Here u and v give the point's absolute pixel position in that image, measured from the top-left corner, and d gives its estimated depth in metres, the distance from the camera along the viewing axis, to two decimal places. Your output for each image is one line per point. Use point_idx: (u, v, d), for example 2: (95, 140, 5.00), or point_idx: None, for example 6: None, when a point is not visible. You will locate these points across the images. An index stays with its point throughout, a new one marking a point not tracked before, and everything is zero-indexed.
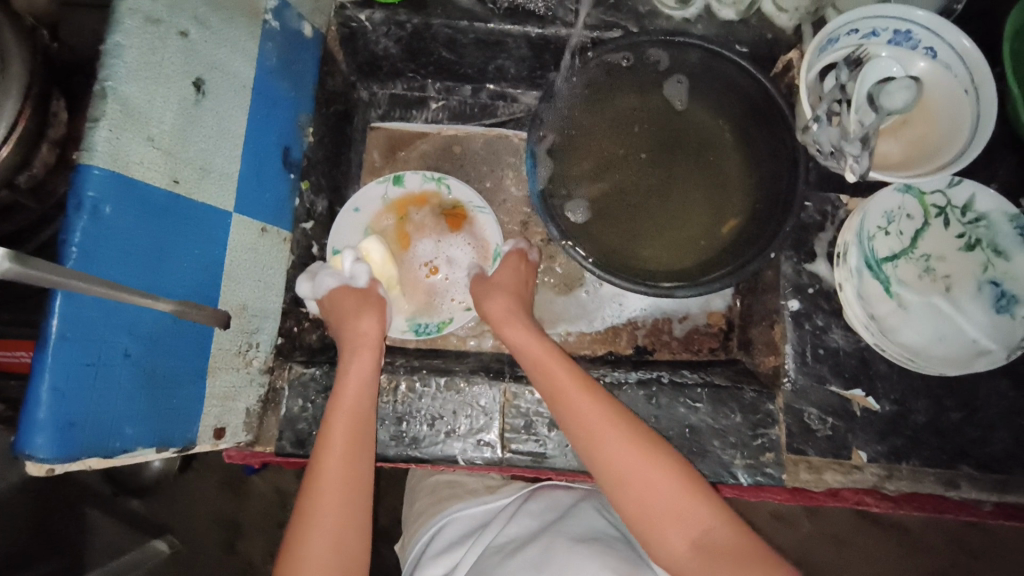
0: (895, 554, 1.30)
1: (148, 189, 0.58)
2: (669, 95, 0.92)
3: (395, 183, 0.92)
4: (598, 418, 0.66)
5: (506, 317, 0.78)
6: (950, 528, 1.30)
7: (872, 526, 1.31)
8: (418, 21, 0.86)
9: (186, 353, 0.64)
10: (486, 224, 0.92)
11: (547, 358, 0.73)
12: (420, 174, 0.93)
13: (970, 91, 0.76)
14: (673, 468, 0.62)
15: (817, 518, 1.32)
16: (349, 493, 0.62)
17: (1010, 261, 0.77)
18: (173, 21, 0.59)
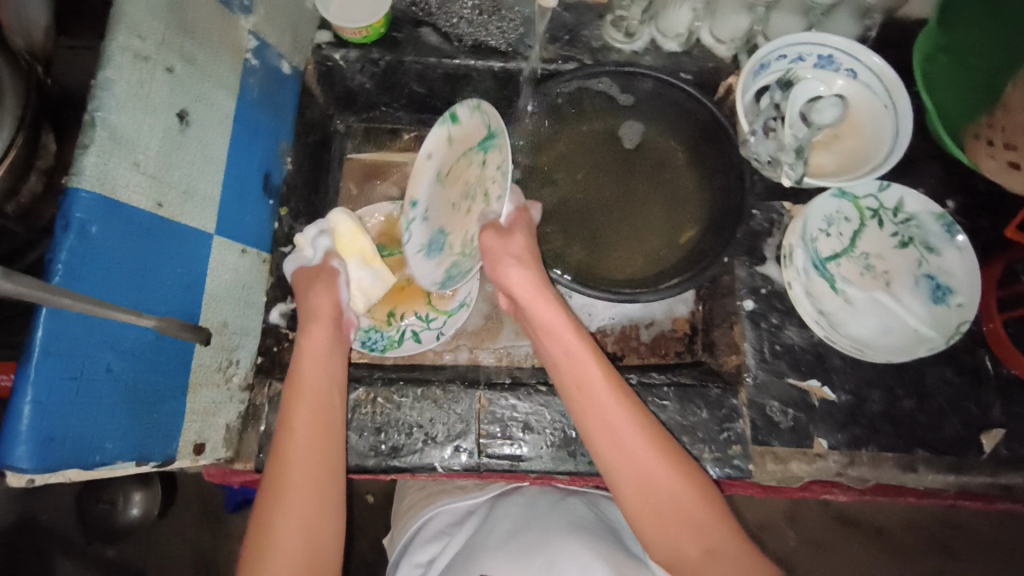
0: (884, 562, 1.28)
1: (133, 211, 0.61)
2: (624, 135, 1.01)
3: (452, 119, 0.85)
4: (607, 409, 0.66)
5: (525, 288, 0.72)
6: (929, 530, 1.29)
7: (858, 533, 1.30)
8: (390, 58, 0.93)
9: (167, 369, 0.66)
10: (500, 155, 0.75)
11: (562, 333, 0.70)
12: (471, 102, 0.82)
13: (889, 105, 0.86)
14: (684, 471, 0.64)
15: (802, 529, 1.30)
16: (323, 494, 0.63)
17: (941, 257, 0.84)
18: (160, 58, 0.64)
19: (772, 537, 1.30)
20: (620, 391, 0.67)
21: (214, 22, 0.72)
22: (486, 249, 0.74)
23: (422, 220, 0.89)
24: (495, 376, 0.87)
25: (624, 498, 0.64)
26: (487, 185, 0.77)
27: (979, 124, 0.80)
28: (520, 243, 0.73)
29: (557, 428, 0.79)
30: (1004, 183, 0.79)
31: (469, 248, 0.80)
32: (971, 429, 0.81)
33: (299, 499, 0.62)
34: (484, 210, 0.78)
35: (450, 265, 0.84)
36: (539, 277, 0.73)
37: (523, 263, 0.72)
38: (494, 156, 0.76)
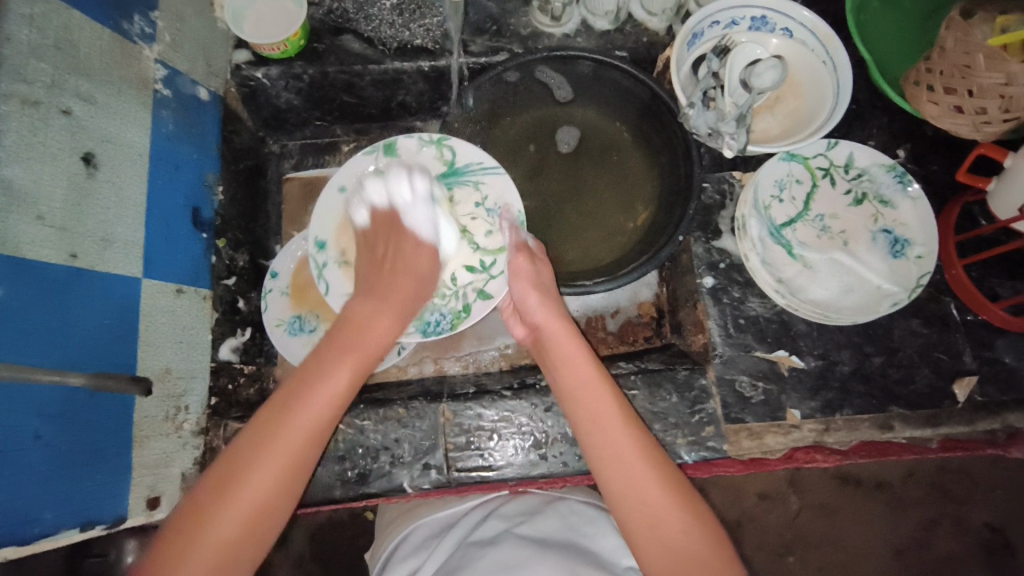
0: (885, 512, 1.26)
1: (45, 267, 0.58)
2: (562, 140, 0.99)
3: (386, 151, 0.82)
4: (617, 439, 0.66)
5: (545, 325, 0.75)
6: (930, 478, 1.28)
7: (857, 490, 1.28)
8: (314, 71, 0.90)
9: (108, 426, 0.63)
10: (498, 187, 0.82)
11: (577, 365, 0.71)
12: (416, 138, 0.82)
13: (827, 61, 0.84)
14: (678, 498, 0.63)
15: (803, 492, 1.28)
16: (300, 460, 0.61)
17: (897, 210, 0.83)
18: (54, 101, 0.61)
19: (775, 506, 1.27)
20: (630, 421, 0.67)
21: (113, 56, 0.68)
22: (515, 272, 0.76)
23: (338, 260, 0.81)
24: (460, 385, 0.85)
25: (629, 520, 0.62)
26: (467, 221, 0.81)
27: (917, 70, 0.77)
28: (547, 278, 0.78)
29: (527, 432, 0.78)
30: (947, 127, 0.77)
31: (466, 283, 0.81)
32: (943, 378, 0.80)
33: (276, 458, 0.60)
34: (466, 245, 0.81)
35: (448, 300, 0.80)
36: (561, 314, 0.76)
37: (546, 295, 0.76)
38: (467, 196, 0.82)
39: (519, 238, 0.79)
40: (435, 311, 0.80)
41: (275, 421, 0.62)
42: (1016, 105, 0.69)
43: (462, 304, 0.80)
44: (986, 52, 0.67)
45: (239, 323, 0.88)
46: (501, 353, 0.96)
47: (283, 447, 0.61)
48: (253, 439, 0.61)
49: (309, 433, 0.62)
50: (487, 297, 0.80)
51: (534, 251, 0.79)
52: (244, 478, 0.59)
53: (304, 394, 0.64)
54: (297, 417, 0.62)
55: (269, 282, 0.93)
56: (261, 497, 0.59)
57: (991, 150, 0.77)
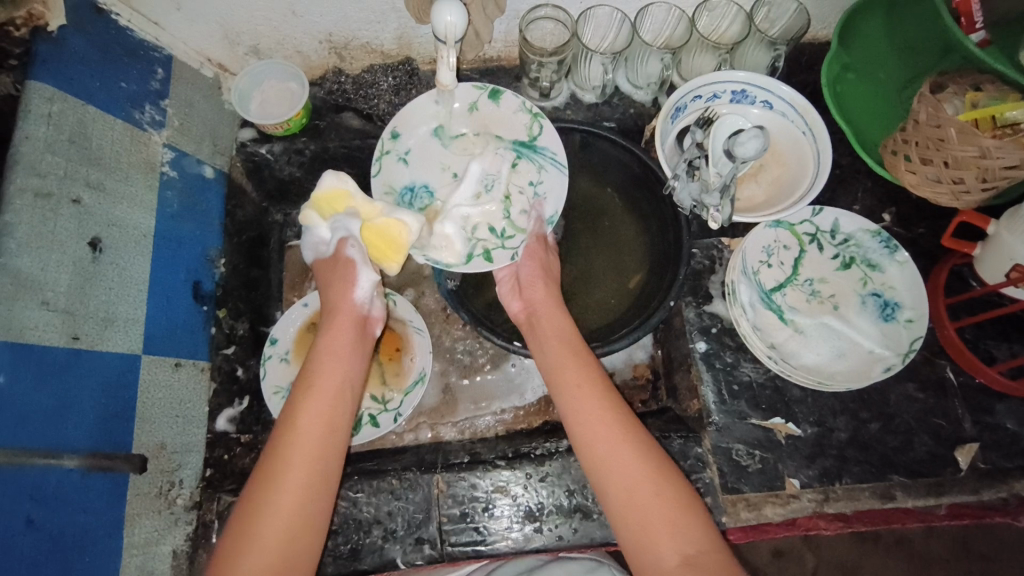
0: (906, 573, 1.20)
1: (46, 350, 0.60)
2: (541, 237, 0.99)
3: (491, 97, 0.89)
4: (596, 407, 0.67)
5: (540, 301, 0.79)
6: (950, 534, 1.23)
7: (874, 548, 1.22)
8: (316, 146, 0.94)
9: (98, 508, 0.63)
10: (552, 180, 0.87)
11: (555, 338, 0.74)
12: (519, 101, 0.89)
13: (808, 132, 0.87)
14: (658, 464, 0.63)
15: (819, 550, 1.23)
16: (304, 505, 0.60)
17: (885, 273, 0.84)
18: (65, 190, 0.64)
19: (789, 567, 1.22)
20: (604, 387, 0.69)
21: (123, 143, 0.73)
22: (528, 252, 0.83)
23: (402, 159, 0.86)
24: (454, 454, 0.85)
25: (624, 504, 0.61)
26: (513, 191, 0.86)
27: (894, 140, 0.79)
28: (555, 267, 0.84)
29: (521, 503, 0.77)
30: (927, 195, 0.79)
31: (482, 237, 0.84)
32: (943, 444, 0.79)
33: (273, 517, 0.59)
34: (500, 209, 0.86)
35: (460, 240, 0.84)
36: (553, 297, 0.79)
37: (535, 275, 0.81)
38: (526, 172, 0.87)
39: (541, 230, 0.85)
40: (444, 246, 0.83)
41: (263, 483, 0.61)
42: (993, 175, 0.70)
43: (467, 250, 0.83)
44: (958, 126, 0.69)
45: (236, 392, 0.89)
46: (497, 419, 0.96)
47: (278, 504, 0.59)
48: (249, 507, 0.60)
49: (302, 477, 0.61)
50: (488, 259, 0.83)
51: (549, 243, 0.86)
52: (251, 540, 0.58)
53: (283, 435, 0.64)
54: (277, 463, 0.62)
55: (268, 349, 0.94)
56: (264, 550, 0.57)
57: (973, 217, 0.78)
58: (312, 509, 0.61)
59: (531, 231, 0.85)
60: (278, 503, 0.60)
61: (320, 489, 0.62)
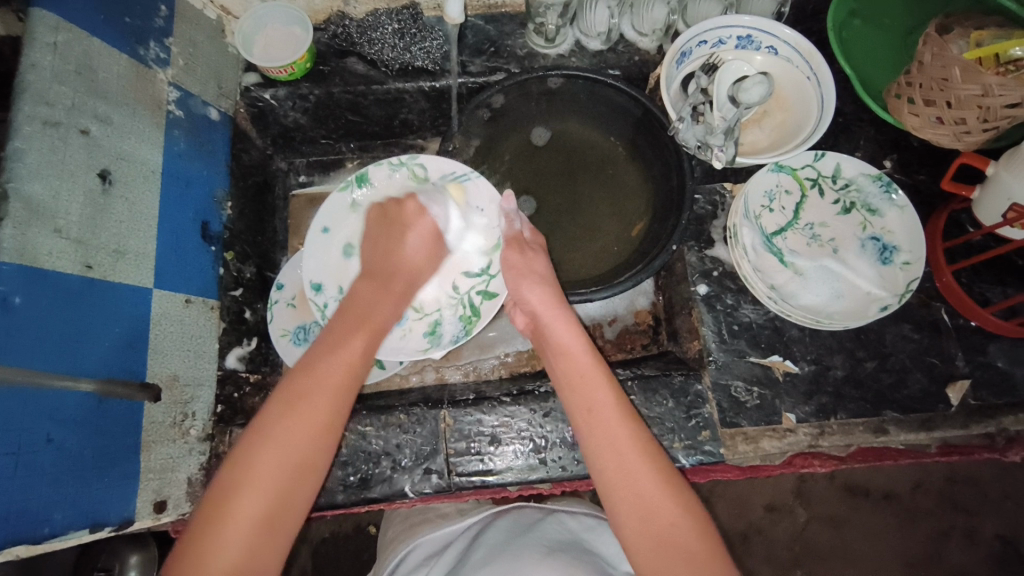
0: (895, 526, 1.23)
1: (61, 278, 0.61)
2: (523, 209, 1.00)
3: (359, 183, 0.86)
4: (615, 432, 0.66)
5: (543, 309, 0.75)
6: (938, 487, 1.25)
7: (865, 501, 1.25)
8: (320, 92, 0.94)
9: (116, 432, 0.65)
10: (478, 188, 0.83)
11: (576, 355, 0.72)
12: (386, 165, 0.85)
13: (812, 77, 0.88)
14: (672, 491, 0.63)
15: (811, 504, 1.25)
16: (322, 444, 0.62)
17: (884, 218, 0.85)
18: (74, 121, 0.65)
19: (783, 517, 1.25)
20: (627, 415, 0.67)
21: (129, 79, 0.72)
22: (508, 267, 0.79)
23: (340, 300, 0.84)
24: (459, 393, 0.86)
25: (618, 512, 0.63)
26: None
27: (899, 84, 0.80)
28: (541, 266, 0.79)
29: (526, 437, 0.79)
30: (929, 137, 0.80)
31: (469, 289, 0.85)
32: (936, 382, 0.81)
33: (285, 450, 0.59)
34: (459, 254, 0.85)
35: (457, 300, 0.85)
36: (559, 298, 0.76)
37: (544, 283, 0.77)
38: None
39: (513, 228, 0.82)
40: (448, 326, 0.85)
41: (288, 404, 0.62)
42: (994, 115, 0.71)
43: (470, 308, 0.85)
44: (962, 65, 0.70)
45: (245, 333, 0.90)
46: (500, 362, 0.98)
47: (301, 430, 0.61)
48: (270, 422, 0.60)
49: (327, 415, 0.63)
50: (492, 297, 0.85)
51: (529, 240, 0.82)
52: (266, 457, 0.58)
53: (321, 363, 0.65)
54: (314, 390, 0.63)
55: (275, 293, 0.96)
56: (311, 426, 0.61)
57: (973, 159, 0.79)
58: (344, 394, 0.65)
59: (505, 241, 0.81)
60: (299, 431, 0.61)
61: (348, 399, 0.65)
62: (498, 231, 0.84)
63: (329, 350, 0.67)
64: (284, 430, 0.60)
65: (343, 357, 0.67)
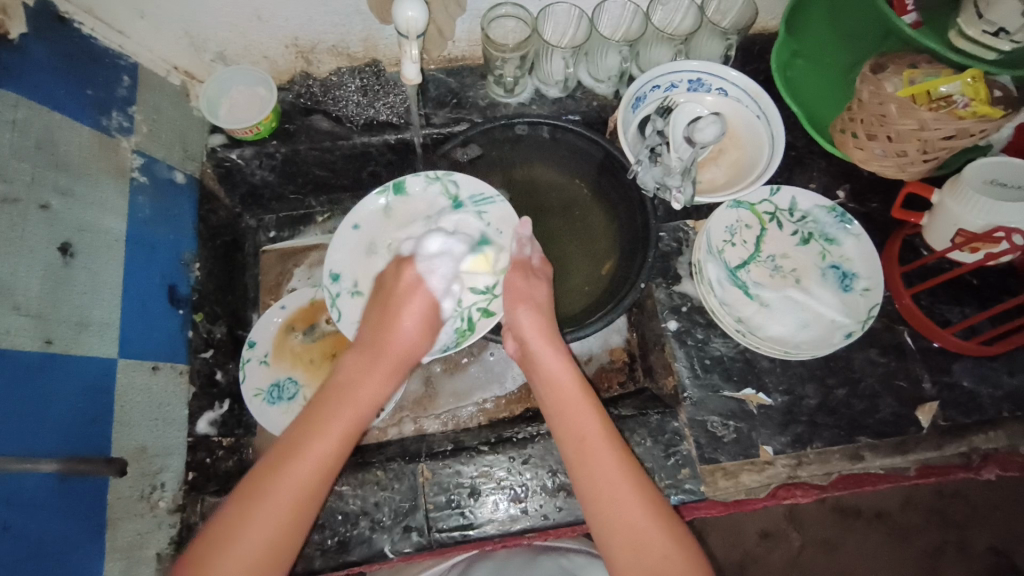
0: (888, 545, 1.23)
1: (19, 356, 0.60)
2: None
3: (396, 190, 0.88)
4: (603, 463, 0.65)
5: (532, 336, 0.75)
6: (927, 503, 1.25)
7: (857, 521, 1.24)
8: (286, 150, 0.95)
9: (78, 513, 0.63)
10: (502, 214, 0.86)
11: (567, 386, 0.72)
12: (423, 176, 0.87)
13: (761, 115, 0.92)
14: (664, 525, 0.62)
15: (804, 528, 1.24)
16: (280, 550, 0.58)
17: (842, 247, 0.88)
18: (33, 196, 0.64)
19: (777, 544, 1.24)
20: (615, 444, 0.67)
21: (91, 150, 0.73)
22: (511, 288, 0.79)
23: (351, 294, 0.84)
24: (437, 444, 0.85)
25: (610, 548, 0.62)
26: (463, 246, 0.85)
27: (842, 119, 0.85)
28: (541, 294, 0.80)
29: (506, 486, 0.78)
30: (876, 167, 0.85)
31: (471, 304, 0.83)
32: (906, 404, 0.83)
33: (255, 538, 0.57)
34: (467, 268, 0.84)
35: (454, 311, 0.83)
36: (549, 324, 0.77)
37: (536, 310, 0.77)
38: (467, 223, 0.85)
39: (523, 255, 0.82)
40: (440, 334, 0.82)
41: (242, 512, 0.58)
42: (932, 147, 0.75)
43: (467, 322, 0.82)
44: (897, 103, 0.73)
45: (216, 396, 0.89)
46: (479, 409, 0.97)
47: (252, 541, 0.57)
48: (225, 528, 0.58)
49: (280, 526, 0.59)
50: (490, 315, 0.83)
51: (532, 270, 0.82)
52: (214, 570, 0.56)
53: (286, 464, 0.61)
54: (269, 496, 0.59)
55: (247, 351, 0.95)
56: (283, 514, 0.59)
57: (918, 187, 0.83)
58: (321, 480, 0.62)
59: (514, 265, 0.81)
60: (247, 542, 0.57)
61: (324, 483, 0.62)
62: (506, 255, 0.84)
63: (300, 439, 0.63)
64: (240, 534, 0.57)
65: (308, 457, 0.62)
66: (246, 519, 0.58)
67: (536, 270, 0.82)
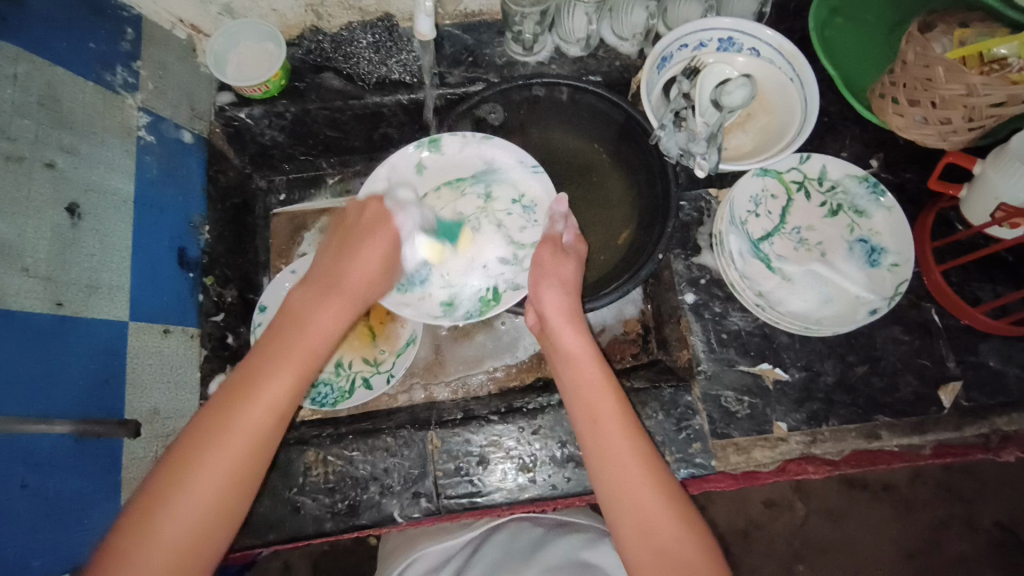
0: (894, 519, 1.23)
1: (29, 317, 0.59)
2: None
3: (433, 147, 0.86)
4: (619, 443, 0.64)
5: (551, 314, 0.74)
6: (936, 478, 1.25)
7: (864, 494, 1.24)
8: (296, 109, 0.92)
9: (94, 472, 0.64)
10: (537, 183, 0.86)
11: (586, 367, 0.70)
12: (461, 136, 0.86)
13: (795, 78, 0.86)
14: (675, 506, 0.61)
15: (810, 499, 1.25)
16: (237, 486, 0.57)
17: (872, 220, 0.84)
18: (38, 154, 0.63)
19: (783, 513, 1.24)
20: (632, 425, 0.66)
21: (96, 106, 0.71)
22: (537, 263, 0.77)
23: None
24: (448, 411, 0.85)
25: (619, 525, 0.61)
26: (499, 214, 0.86)
27: (882, 83, 0.79)
28: (570, 274, 0.77)
29: (515, 455, 0.78)
30: (915, 138, 0.79)
31: (497, 274, 0.84)
32: (927, 384, 0.81)
33: (207, 479, 0.56)
34: (500, 237, 0.86)
35: (482, 280, 0.84)
36: (574, 306, 0.75)
37: (563, 291, 0.75)
38: (506, 193, 0.87)
39: (554, 231, 0.80)
40: (467, 300, 0.83)
41: (195, 445, 0.56)
42: (979, 114, 0.70)
43: (495, 291, 0.83)
44: (946, 66, 0.68)
45: (229, 358, 0.89)
46: (490, 377, 0.97)
47: (195, 485, 0.55)
48: (174, 469, 0.55)
49: (243, 460, 0.58)
50: (516, 288, 0.83)
51: (568, 249, 0.78)
52: (161, 511, 0.54)
53: (230, 418, 0.58)
54: (234, 429, 0.58)
55: (258, 316, 0.94)
56: (233, 457, 0.57)
57: (959, 158, 0.78)
58: (272, 426, 0.60)
59: (546, 239, 0.79)
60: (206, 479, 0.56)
61: (280, 426, 0.61)
62: (539, 228, 0.85)
63: (251, 378, 0.61)
64: (188, 475, 0.55)
65: (269, 394, 0.60)
66: (196, 459, 0.56)
67: (575, 249, 0.79)
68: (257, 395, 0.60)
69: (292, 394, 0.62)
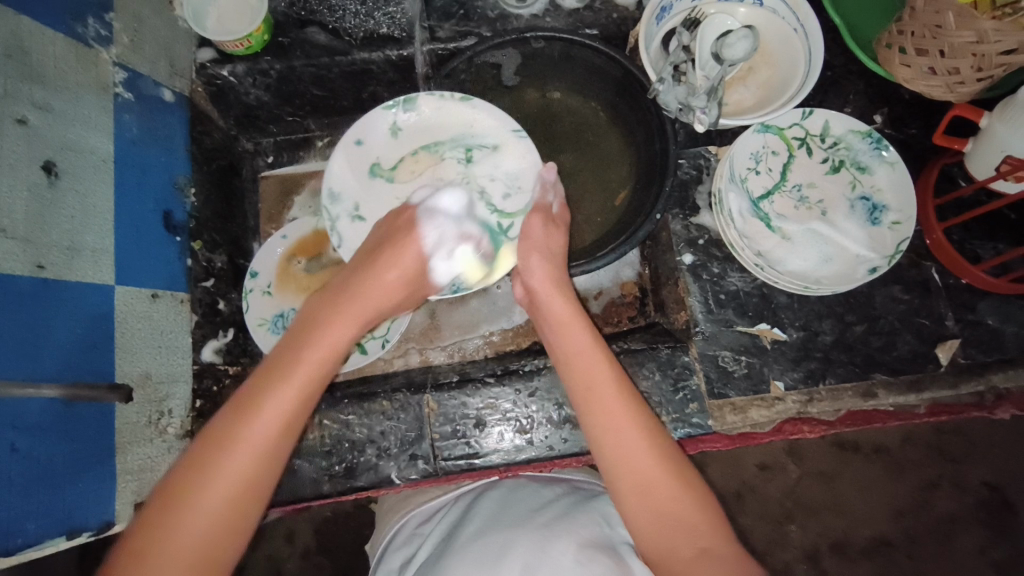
0: (882, 478, 1.25)
1: (11, 280, 0.57)
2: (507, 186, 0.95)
3: (406, 107, 0.80)
4: (614, 408, 0.63)
5: (541, 286, 0.71)
6: (926, 439, 1.26)
7: (856, 455, 1.26)
8: (281, 66, 0.89)
9: (89, 437, 0.64)
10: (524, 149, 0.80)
11: (572, 337, 0.68)
12: (438, 96, 0.80)
13: (799, 29, 0.83)
14: (673, 467, 0.61)
15: (802, 460, 1.26)
16: (237, 511, 0.54)
17: (874, 176, 0.82)
18: (10, 110, 0.60)
19: (775, 475, 1.26)
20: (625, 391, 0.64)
21: (70, 60, 0.67)
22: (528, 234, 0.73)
23: (352, 216, 0.79)
24: (443, 375, 0.85)
25: (619, 487, 0.61)
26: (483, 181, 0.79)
27: (889, 33, 0.76)
28: (557, 247, 0.74)
29: (512, 417, 0.78)
30: (921, 89, 0.76)
31: None
32: (925, 342, 0.80)
33: (218, 484, 0.53)
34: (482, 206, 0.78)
35: None
36: (561, 275, 0.72)
37: (550, 261, 0.72)
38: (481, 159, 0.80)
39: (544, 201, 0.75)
40: None
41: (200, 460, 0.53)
42: (988, 63, 0.67)
43: None
44: (956, 10, 0.66)
45: (220, 325, 0.88)
46: (486, 341, 0.96)
47: (207, 494, 0.53)
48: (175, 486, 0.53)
49: (250, 476, 0.54)
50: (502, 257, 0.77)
51: (556, 221, 0.75)
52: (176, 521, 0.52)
53: (231, 434, 0.54)
54: (225, 454, 0.54)
55: (249, 282, 0.93)
56: (238, 472, 0.54)
57: (966, 111, 0.75)
58: (286, 432, 0.56)
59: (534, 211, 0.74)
60: (236, 467, 0.54)
61: (286, 439, 0.56)
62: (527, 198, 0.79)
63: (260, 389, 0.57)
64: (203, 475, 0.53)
65: (266, 411, 0.56)
66: (199, 477, 0.53)
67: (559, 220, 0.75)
68: (265, 407, 0.56)
69: (305, 401, 0.58)
